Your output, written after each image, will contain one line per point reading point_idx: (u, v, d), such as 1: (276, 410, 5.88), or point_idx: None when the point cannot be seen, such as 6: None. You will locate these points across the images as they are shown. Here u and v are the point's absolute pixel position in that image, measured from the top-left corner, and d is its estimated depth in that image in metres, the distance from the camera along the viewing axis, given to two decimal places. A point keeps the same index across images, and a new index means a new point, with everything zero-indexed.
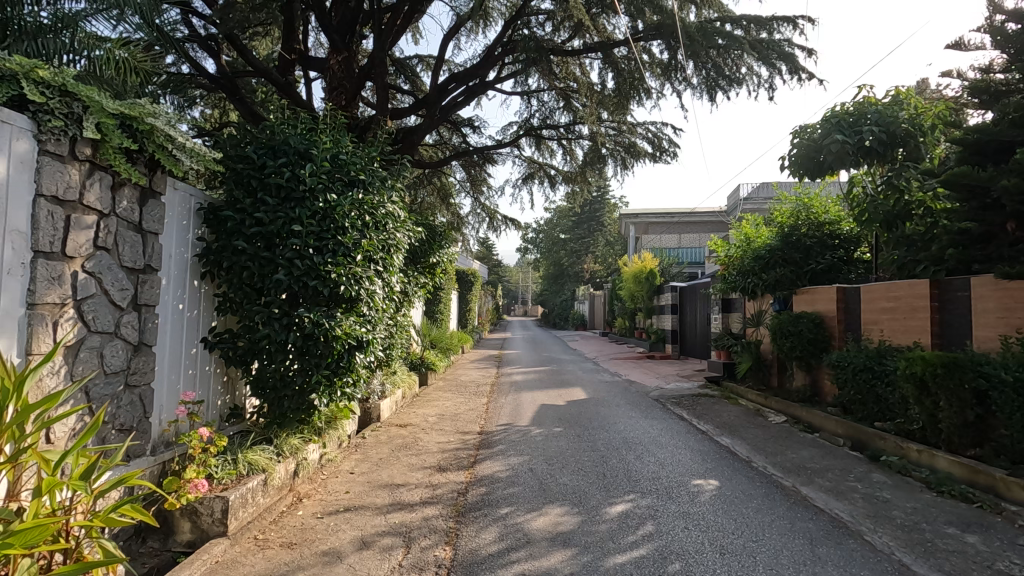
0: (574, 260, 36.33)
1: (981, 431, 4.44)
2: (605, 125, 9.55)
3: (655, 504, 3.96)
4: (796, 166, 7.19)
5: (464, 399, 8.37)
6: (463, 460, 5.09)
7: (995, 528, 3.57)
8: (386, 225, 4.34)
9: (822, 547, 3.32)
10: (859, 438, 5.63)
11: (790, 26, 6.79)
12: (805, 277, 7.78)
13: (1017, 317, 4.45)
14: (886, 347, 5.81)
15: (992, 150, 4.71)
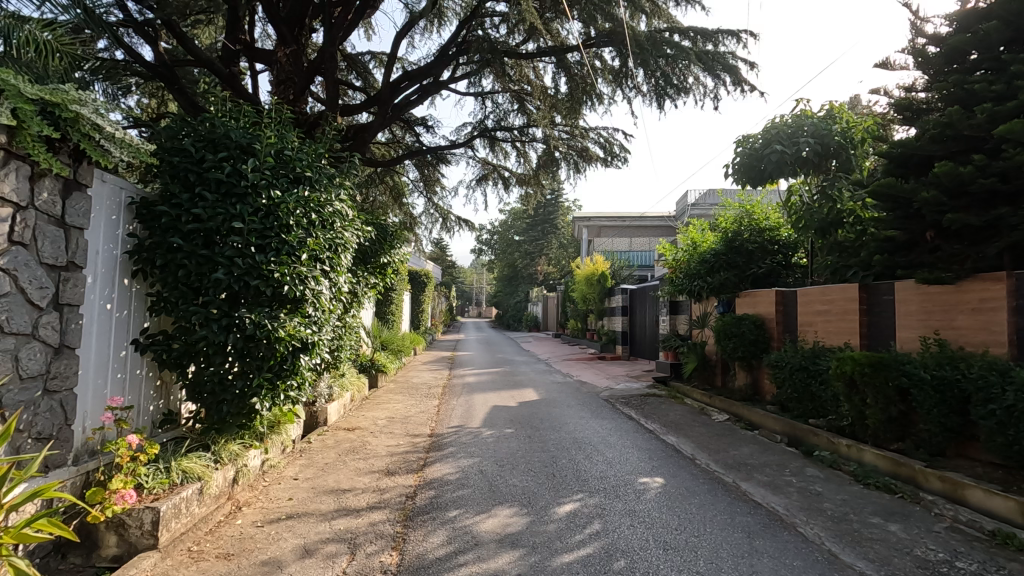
0: (528, 262, 36.56)
1: (903, 426, 4.75)
2: (559, 128, 9.66)
3: (602, 502, 4.02)
4: (739, 174, 7.49)
5: (416, 401, 8.27)
6: (413, 464, 5.02)
7: (914, 517, 3.82)
8: (334, 224, 4.23)
9: (760, 539, 3.45)
10: (794, 434, 5.91)
11: (734, 40, 7.07)
12: (748, 281, 8.15)
13: (935, 320, 4.78)
14: (820, 347, 6.13)
15: (914, 163, 5.04)
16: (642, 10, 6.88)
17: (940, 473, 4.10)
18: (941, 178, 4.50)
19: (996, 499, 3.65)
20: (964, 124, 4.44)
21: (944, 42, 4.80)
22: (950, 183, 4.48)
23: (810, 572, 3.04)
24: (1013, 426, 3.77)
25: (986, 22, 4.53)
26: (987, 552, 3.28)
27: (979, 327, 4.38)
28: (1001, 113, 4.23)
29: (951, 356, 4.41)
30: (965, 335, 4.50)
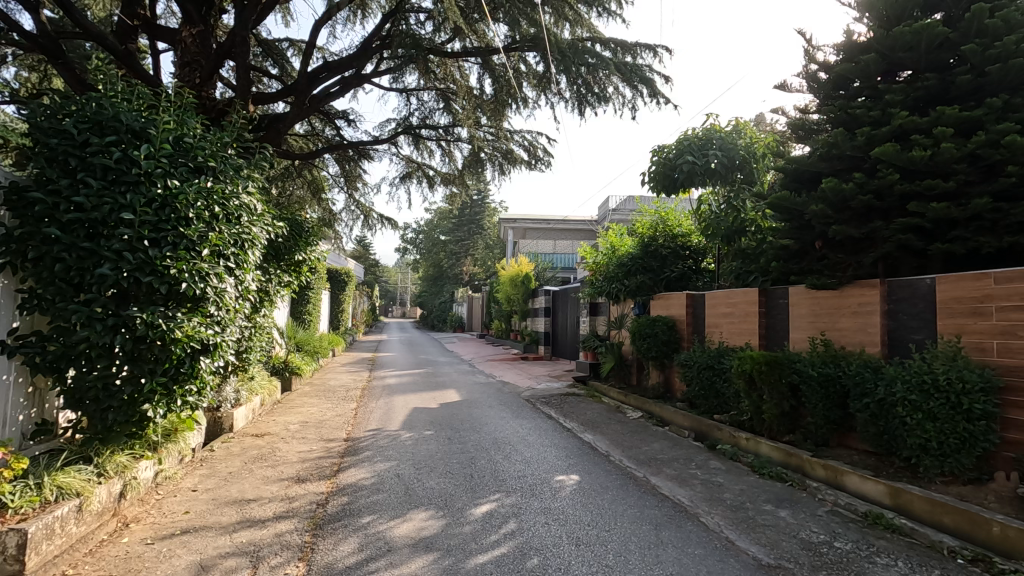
0: (454, 262, 36.35)
1: (794, 419, 5.16)
2: (483, 129, 9.66)
3: (518, 502, 4.06)
4: (655, 182, 7.88)
5: (332, 404, 7.97)
6: (326, 470, 4.83)
7: (801, 502, 4.17)
8: (240, 218, 3.98)
9: (665, 531, 3.63)
10: (700, 429, 6.27)
11: (651, 54, 7.41)
12: (661, 285, 8.68)
13: (822, 322, 5.25)
14: (724, 348, 6.55)
15: (805, 178, 5.49)
16: (565, 18, 7.05)
17: (823, 462, 4.51)
18: (828, 194, 4.93)
19: (868, 484, 4.05)
20: (847, 145, 4.90)
21: (831, 70, 5.29)
22: (835, 198, 4.93)
23: (709, 559, 3.23)
24: (883, 417, 4.20)
25: (866, 54, 5.02)
26: (859, 531, 3.64)
27: (857, 329, 4.84)
28: (877, 136, 4.70)
29: (835, 355, 4.86)
30: (847, 336, 4.96)
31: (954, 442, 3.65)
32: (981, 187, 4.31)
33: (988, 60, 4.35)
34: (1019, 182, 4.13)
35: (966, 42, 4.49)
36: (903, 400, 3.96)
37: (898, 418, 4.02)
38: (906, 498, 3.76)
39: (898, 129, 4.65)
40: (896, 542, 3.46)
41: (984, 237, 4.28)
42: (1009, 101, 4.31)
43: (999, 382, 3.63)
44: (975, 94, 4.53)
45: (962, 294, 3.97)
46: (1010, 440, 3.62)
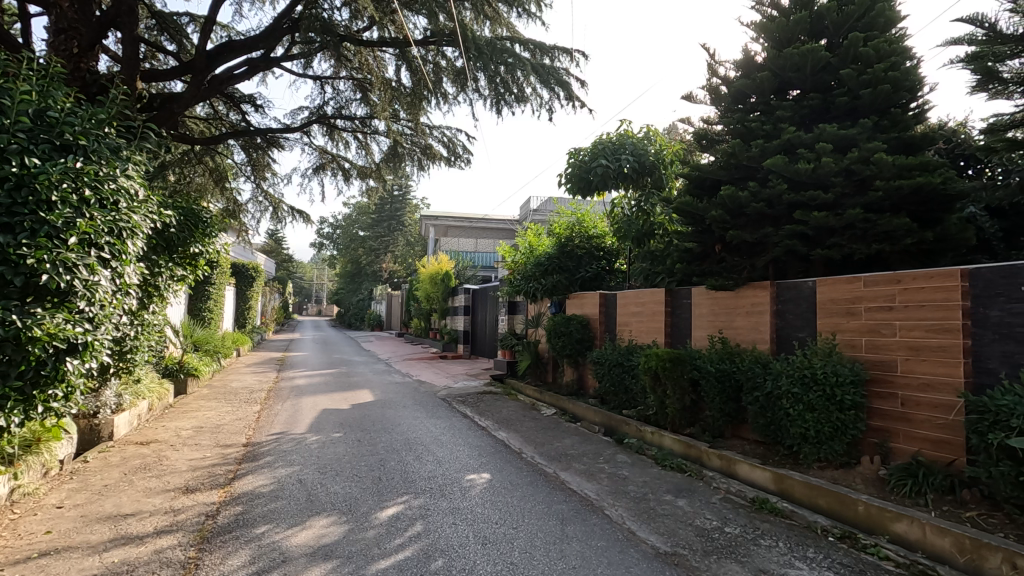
0: (373, 258, 35.31)
1: (693, 413, 5.46)
2: (401, 123, 9.41)
3: (426, 503, 3.98)
4: (571, 184, 8.05)
5: (232, 407, 7.46)
6: (219, 478, 4.50)
7: (697, 491, 4.42)
8: (117, 205, 3.60)
9: (571, 525, 3.70)
10: (610, 425, 6.49)
11: (568, 57, 7.55)
12: (576, 284, 8.87)
13: (720, 321, 5.59)
14: (633, 345, 6.81)
15: (707, 186, 5.82)
16: (484, 15, 7.03)
17: (718, 452, 4.80)
18: (726, 201, 5.25)
19: (756, 472, 4.36)
20: (743, 155, 5.25)
21: (731, 84, 5.63)
22: (732, 205, 5.26)
23: (611, 550, 3.32)
24: (770, 409, 4.54)
25: (761, 72, 5.39)
26: (747, 516, 3.90)
27: (750, 327, 5.20)
28: (769, 149, 5.08)
29: (730, 351, 5.19)
30: (741, 333, 5.31)
31: (829, 429, 4.00)
32: (854, 199, 4.76)
33: (862, 85, 4.83)
34: (885, 196, 4.61)
35: (844, 67, 4.96)
36: (787, 393, 4.28)
37: (782, 409, 4.35)
38: (788, 483, 4.07)
39: (787, 143, 5.03)
40: (778, 524, 3.75)
41: (857, 244, 4.74)
42: (878, 123, 4.80)
43: (866, 375, 4.02)
44: (850, 115, 5.01)
45: (838, 295, 4.37)
46: (875, 427, 4.01)
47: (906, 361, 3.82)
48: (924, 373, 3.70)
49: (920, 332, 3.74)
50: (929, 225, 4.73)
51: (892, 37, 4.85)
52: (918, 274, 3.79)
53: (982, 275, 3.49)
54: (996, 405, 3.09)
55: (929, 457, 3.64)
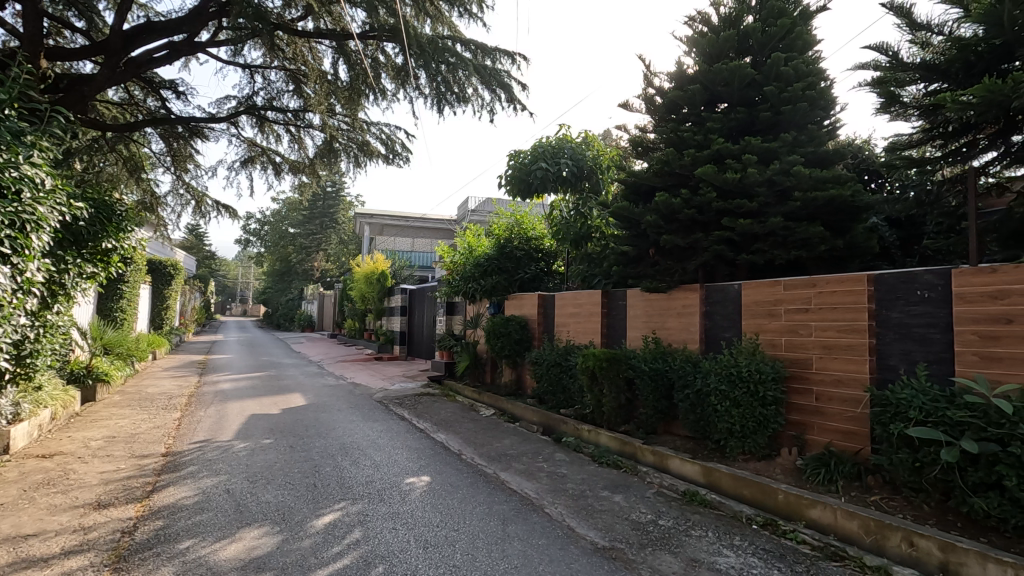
0: (303, 257, 34.00)
1: (628, 411, 5.65)
2: (337, 117, 9.11)
3: (365, 509, 3.89)
4: (511, 186, 8.13)
5: (149, 415, 6.95)
6: (136, 491, 4.18)
7: (632, 486, 4.58)
8: (21, 195, 3.29)
9: (512, 524, 3.73)
10: (548, 424, 6.59)
11: (509, 60, 7.60)
12: (515, 285, 8.94)
13: (653, 322, 5.82)
14: (571, 345, 6.95)
15: (643, 192, 6.04)
16: (426, 13, 6.97)
17: (651, 448, 4.99)
18: (661, 207, 5.48)
19: (687, 466, 4.57)
20: (676, 163, 5.49)
21: (665, 95, 5.86)
22: (665, 211, 5.48)
23: (551, 548, 3.38)
24: (699, 406, 4.77)
25: (693, 84, 5.66)
26: (679, 508, 4.08)
27: (681, 328, 5.44)
28: (700, 158, 5.34)
29: (663, 351, 5.41)
30: (673, 334, 5.54)
31: (753, 424, 4.26)
32: (776, 208, 5.10)
33: (783, 101, 5.18)
34: (803, 206, 4.97)
35: (768, 84, 5.30)
36: (716, 390, 4.51)
37: (710, 405, 4.58)
38: (715, 476, 4.30)
39: (716, 153, 5.32)
40: (707, 515, 3.95)
41: (777, 250, 5.08)
42: (797, 138, 5.17)
43: (785, 372, 4.31)
44: (773, 129, 5.36)
45: (760, 298, 4.66)
46: (793, 421, 4.31)
47: (820, 359, 4.13)
48: (836, 370, 4.01)
49: (832, 332, 4.06)
50: (839, 233, 5.15)
51: (810, 58, 5.24)
52: (831, 278, 4.10)
53: (885, 280, 3.83)
54: (896, 398, 3.40)
55: (839, 447, 3.95)
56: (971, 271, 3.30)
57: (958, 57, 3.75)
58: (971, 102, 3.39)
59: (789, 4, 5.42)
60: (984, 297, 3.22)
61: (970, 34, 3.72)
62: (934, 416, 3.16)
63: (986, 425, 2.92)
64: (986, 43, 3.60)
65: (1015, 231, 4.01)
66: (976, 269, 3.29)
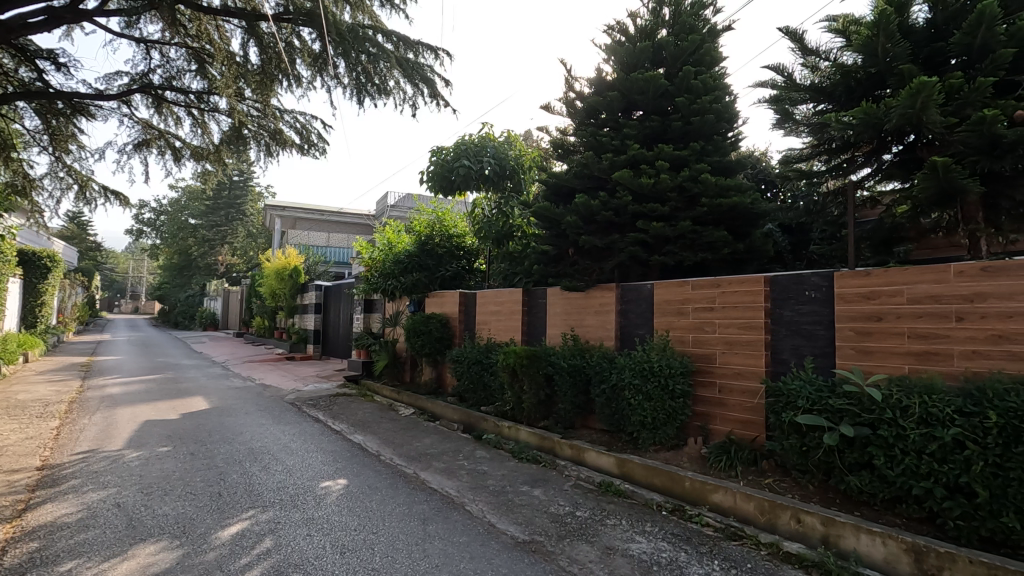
0: (206, 250, 31.68)
1: (547, 406, 5.78)
2: (247, 102, 8.55)
3: (276, 516, 3.70)
4: (433, 182, 8.04)
5: (20, 424, 6.18)
6: (4, 511, 3.70)
7: (551, 480, 4.69)
8: None
9: (432, 524, 3.70)
10: (468, 421, 6.59)
11: (433, 55, 7.50)
12: (437, 282, 8.77)
13: (572, 320, 5.99)
14: (492, 343, 7.00)
15: (563, 193, 6.20)
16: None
17: (569, 442, 5.14)
18: (580, 208, 5.65)
19: (602, 458, 4.76)
20: (595, 166, 5.68)
21: (585, 99, 6.05)
22: (585, 212, 5.66)
23: (472, 545, 3.39)
24: (615, 400, 4.98)
25: (611, 91, 5.88)
26: (595, 499, 4.24)
27: (599, 325, 5.64)
28: (617, 163, 5.57)
29: (581, 348, 5.59)
30: (590, 331, 5.74)
31: (663, 416, 4.51)
32: (685, 213, 5.41)
33: (693, 112, 5.50)
34: (709, 212, 5.32)
35: (679, 95, 5.61)
36: (629, 384, 4.73)
37: (625, 399, 4.79)
38: (629, 467, 4.51)
39: (632, 158, 5.56)
40: (621, 504, 4.13)
41: (686, 252, 5.40)
42: (704, 147, 5.52)
43: (693, 367, 4.60)
44: (683, 138, 5.68)
45: (671, 297, 4.93)
46: (698, 412, 4.60)
47: (723, 354, 4.44)
48: (736, 364, 4.34)
49: (733, 329, 4.38)
50: (740, 237, 5.56)
51: (716, 73, 5.62)
52: (733, 279, 4.42)
53: (779, 281, 4.19)
54: (788, 389, 3.73)
55: (738, 436, 4.27)
56: (851, 274, 3.68)
57: (841, 82, 4.17)
58: (851, 123, 3.78)
59: (698, 21, 5.77)
60: (861, 297, 3.61)
61: (852, 62, 4.14)
62: (819, 404, 3.50)
63: (861, 411, 3.27)
64: (864, 71, 4.02)
65: (885, 239, 4.53)
66: (855, 273, 3.68)
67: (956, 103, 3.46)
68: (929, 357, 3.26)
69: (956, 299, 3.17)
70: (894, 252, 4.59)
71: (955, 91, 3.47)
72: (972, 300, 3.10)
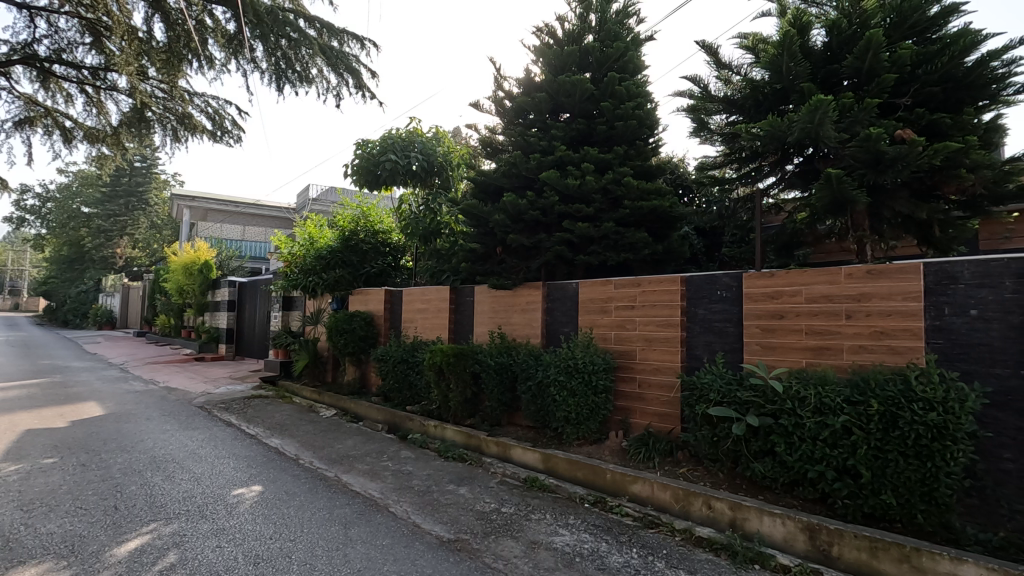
0: (102, 242, 28.93)
1: (474, 404, 5.78)
2: (150, 82, 7.90)
3: (182, 528, 3.44)
4: (358, 176, 7.81)
5: None
6: None
7: (477, 478, 4.69)
8: None
9: (355, 528, 3.59)
10: (393, 421, 6.46)
11: (358, 45, 7.27)
12: (361, 280, 8.56)
13: (499, 318, 6.03)
14: (418, 341, 6.89)
15: (491, 191, 6.22)
16: None
17: (495, 439, 5.17)
18: (508, 207, 5.69)
19: (528, 454, 4.83)
20: (523, 166, 5.75)
21: (514, 99, 6.09)
22: (513, 211, 5.72)
23: (396, 547, 3.32)
24: (540, 396, 5.06)
25: (539, 92, 5.96)
26: (520, 495, 4.29)
27: (525, 323, 5.71)
28: (544, 163, 5.66)
29: (507, 345, 5.63)
30: (517, 329, 5.80)
31: (586, 411, 4.63)
32: (609, 214, 5.58)
33: (617, 117, 5.69)
34: (631, 214, 5.52)
35: (604, 100, 5.76)
36: (554, 381, 4.82)
37: (550, 395, 4.89)
38: (553, 462, 4.60)
39: (558, 160, 5.67)
40: (546, 499, 4.21)
41: (610, 252, 5.58)
42: (627, 151, 5.72)
43: (614, 363, 4.76)
44: (607, 142, 5.85)
45: (594, 296, 5.08)
46: (620, 407, 4.77)
47: (642, 350, 4.64)
48: (654, 360, 4.54)
49: (652, 327, 4.58)
50: (660, 239, 5.82)
51: (639, 81, 5.84)
52: (653, 279, 4.62)
53: (694, 282, 4.42)
54: (701, 382, 3.95)
55: (656, 428, 4.48)
56: (757, 275, 3.96)
57: (750, 95, 4.47)
58: (759, 134, 4.06)
59: (623, 29, 5.97)
60: (766, 297, 3.89)
61: (760, 78, 4.46)
62: (728, 396, 3.73)
63: (765, 402, 3.52)
64: (770, 86, 4.34)
65: (787, 243, 4.91)
66: (760, 274, 3.95)
67: (848, 120, 3.80)
68: (822, 351, 3.57)
69: (846, 299, 3.48)
70: (794, 256, 4.98)
71: (847, 110, 3.81)
72: (859, 300, 3.42)
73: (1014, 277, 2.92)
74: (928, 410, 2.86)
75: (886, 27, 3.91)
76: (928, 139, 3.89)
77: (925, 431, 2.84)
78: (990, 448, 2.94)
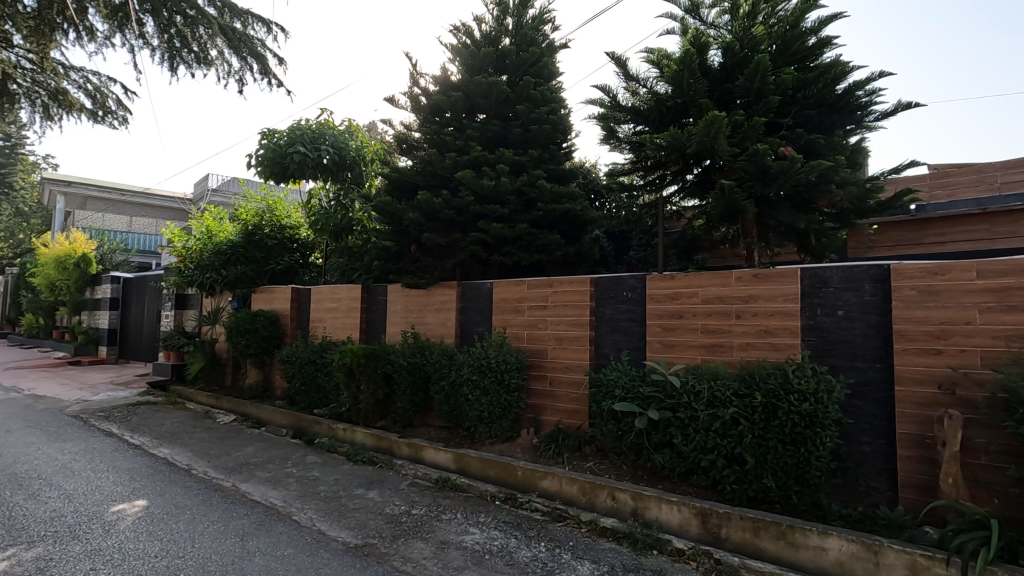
0: None
1: (386, 405, 5.65)
2: (15, 52, 6.98)
3: (48, 552, 3.09)
4: (262, 167, 7.36)
5: None
6: None
7: (387, 480, 4.59)
8: None
9: (253, 539, 3.40)
10: (299, 425, 6.16)
11: (264, 28, 6.86)
12: (265, 277, 8.09)
13: (412, 317, 5.94)
14: (327, 342, 6.63)
15: (406, 188, 6.12)
16: None
17: (407, 440, 5.09)
18: (422, 205, 5.62)
19: (440, 454, 4.80)
20: (438, 164, 5.70)
21: (429, 96, 6.02)
22: (427, 209, 5.65)
23: (298, 556, 3.18)
24: (454, 396, 5.05)
25: (456, 91, 5.94)
26: (431, 495, 4.26)
27: (439, 323, 5.67)
28: (460, 163, 5.65)
29: (421, 345, 5.56)
30: (431, 328, 5.75)
31: (498, 410, 4.68)
32: (523, 216, 5.68)
33: (533, 120, 5.80)
34: (544, 216, 5.65)
35: (519, 103, 5.85)
36: (468, 380, 4.83)
37: (463, 395, 4.89)
38: (465, 461, 4.60)
39: (474, 159, 5.68)
40: (457, 498, 4.20)
41: (524, 253, 5.68)
42: (542, 154, 5.84)
43: (526, 362, 4.85)
44: (523, 144, 5.93)
45: (508, 295, 5.15)
46: (531, 405, 4.87)
47: (553, 349, 4.76)
48: (564, 358, 4.68)
49: (562, 326, 4.72)
50: (571, 241, 6.00)
51: (553, 86, 6.00)
52: (564, 279, 4.76)
53: (602, 283, 4.61)
54: (607, 379, 4.12)
55: (565, 424, 4.61)
56: (659, 277, 4.20)
57: (655, 107, 4.71)
58: (662, 145, 4.30)
59: (538, 35, 6.09)
60: (667, 297, 4.14)
61: (664, 92, 4.71)
62: (632, 392, 3.92)
63: (664, 397, 3.74)
64: (672, 100, 4.61)
65: (687, 248, 5.24)
66: (662, 276, 4.20)
67: (739, 136, 4.13)
68: (715, 349, 3.85)
69: (736, 300, 3.79)
70: (693, 260, 5.32)
71: (738, 126, 4.14)
72: (746, 301, 3.73)
73: (872, 281, 3.32)
74: (802, 400, 3.18)
75: (773, 53, 4.30)
76: (806, 156, 4.31)
77: (800, 419, 3.15)
78: (852, 433, 3.32)
